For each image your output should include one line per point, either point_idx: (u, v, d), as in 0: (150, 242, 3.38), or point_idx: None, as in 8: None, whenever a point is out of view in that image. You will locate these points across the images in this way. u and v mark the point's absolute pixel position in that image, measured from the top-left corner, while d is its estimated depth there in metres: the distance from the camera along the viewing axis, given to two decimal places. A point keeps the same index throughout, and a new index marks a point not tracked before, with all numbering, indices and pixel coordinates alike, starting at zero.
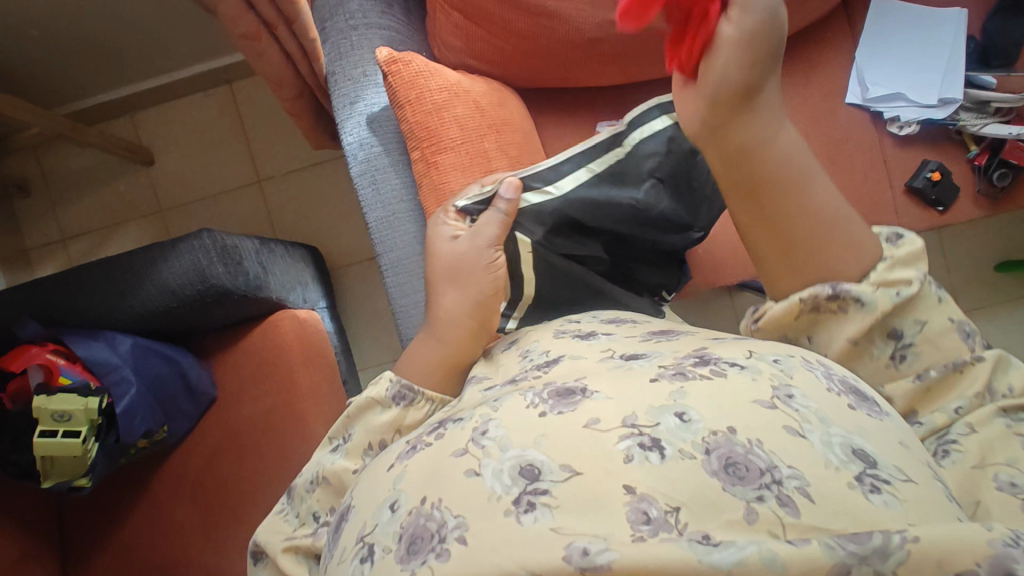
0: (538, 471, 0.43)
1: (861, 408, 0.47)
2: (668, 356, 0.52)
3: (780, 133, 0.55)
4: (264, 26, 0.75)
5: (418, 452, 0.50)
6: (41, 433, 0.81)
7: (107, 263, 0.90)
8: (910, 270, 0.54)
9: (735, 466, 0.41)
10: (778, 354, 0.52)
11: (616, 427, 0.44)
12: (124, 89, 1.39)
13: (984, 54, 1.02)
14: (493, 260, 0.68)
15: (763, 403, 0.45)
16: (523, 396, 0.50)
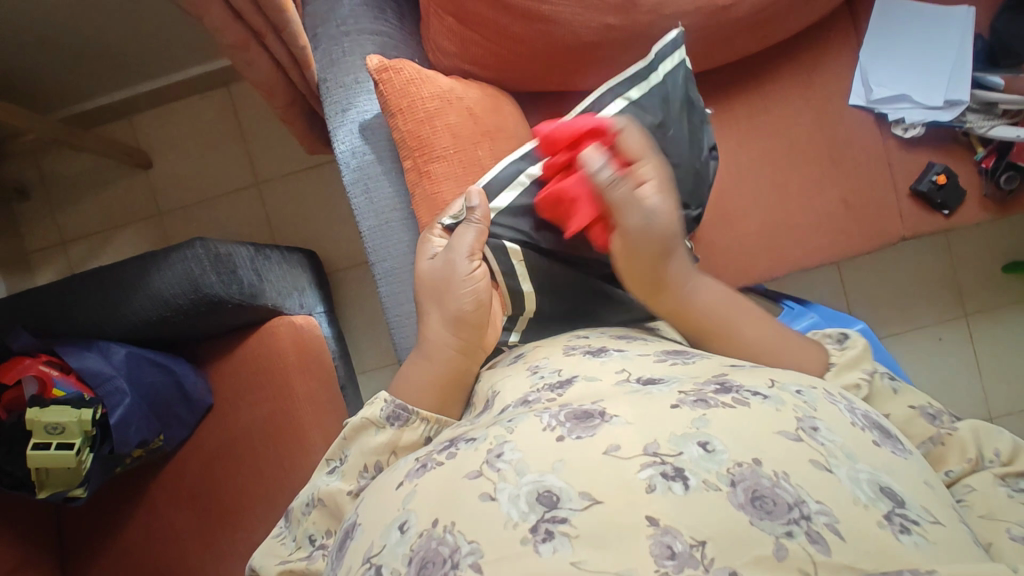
0: (557, 498, 0.44)
1: (884, 445, 0.50)
2: (687, 382, 0.54)
3: (698, 290, 0.67)
4: (252, 35, 0.74)
5: (429, 472, 0.51)
6: (35, 445, 0.81)
7: (101, 273, 0.90)
8: (855, 371, 0.64)
9: (763, 499, 0.43)
10: (799, 384, 0.54)
11: (638, 455, 0.46)
12: (120, 92, 1.38)
13: (992, 53, 1.00)
14: (471, 272, 0.69)
15: (789, 435, 0.47)
16: (540, 417, 0.52)
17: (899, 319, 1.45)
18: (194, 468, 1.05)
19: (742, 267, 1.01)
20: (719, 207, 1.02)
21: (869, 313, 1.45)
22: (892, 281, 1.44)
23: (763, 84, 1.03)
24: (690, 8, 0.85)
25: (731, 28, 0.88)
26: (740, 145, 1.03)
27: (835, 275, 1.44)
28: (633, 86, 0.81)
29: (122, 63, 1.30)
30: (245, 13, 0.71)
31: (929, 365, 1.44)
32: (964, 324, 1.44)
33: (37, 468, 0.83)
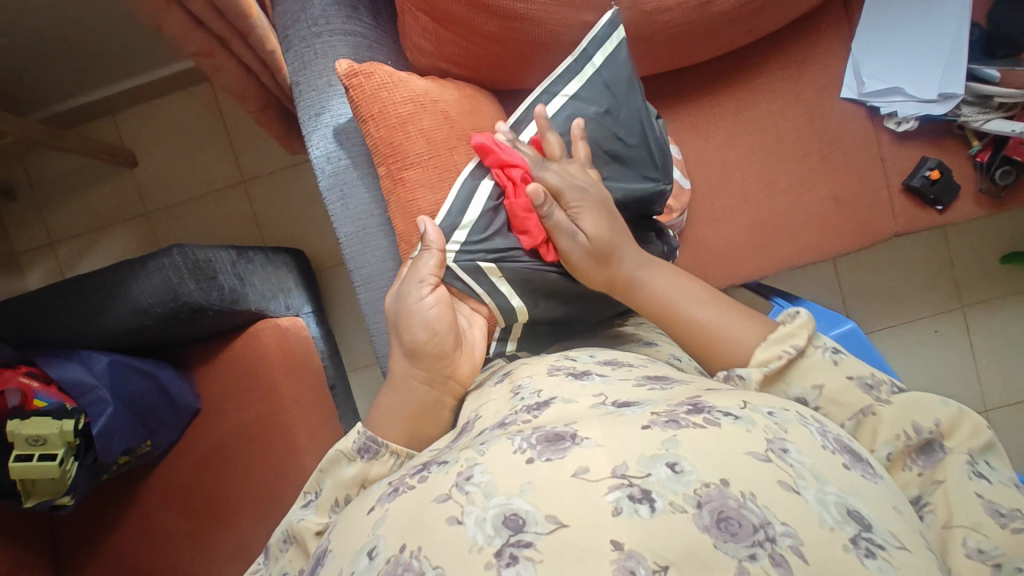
0: (523, 522, 0.42)
1: (855, 468, 0.47)
2: (660, 403, 0.50)
3: (642, 277, 0.68)
4: (216, 41, 0.74)
5: (400, 496, 0.48)
6: (17, 456, 0.81)
7: (81, 283, 0.90)
8: (782, 347, 0.60)
9: (728, 521, 0.41)
10: (773, 405, 0.51)
11: (604, 478, 0.43)
12: (103, 90, 1.35)
13: (990, 43, 0.96)
14: (419, 298, 0.66)
15: (758, 455, 0.44)
16: (511, 439, 0.48)
17: (894, 312, 1.43)
18: (183, 471, 1.04)
19: (730, 265, 1.00)
20: (707, 205, 1.00)
21: (864, 306, 1.43)
22: (888, 273, 1.42)
23: (753, 77, 1.00)
24: (671, 3, 0.82)
25: (715, 22, 0.85)
26: (729, 141, 1.00)
27: (830, 268, 1.42)
28: (561, 87, 0.80)
29: (102, 61, 1.27)
30: (207, 18, 0.69)
31: (924, 358, 1.42)
32: (961, 316, 1.42)
33: (22, 478, 0.83)
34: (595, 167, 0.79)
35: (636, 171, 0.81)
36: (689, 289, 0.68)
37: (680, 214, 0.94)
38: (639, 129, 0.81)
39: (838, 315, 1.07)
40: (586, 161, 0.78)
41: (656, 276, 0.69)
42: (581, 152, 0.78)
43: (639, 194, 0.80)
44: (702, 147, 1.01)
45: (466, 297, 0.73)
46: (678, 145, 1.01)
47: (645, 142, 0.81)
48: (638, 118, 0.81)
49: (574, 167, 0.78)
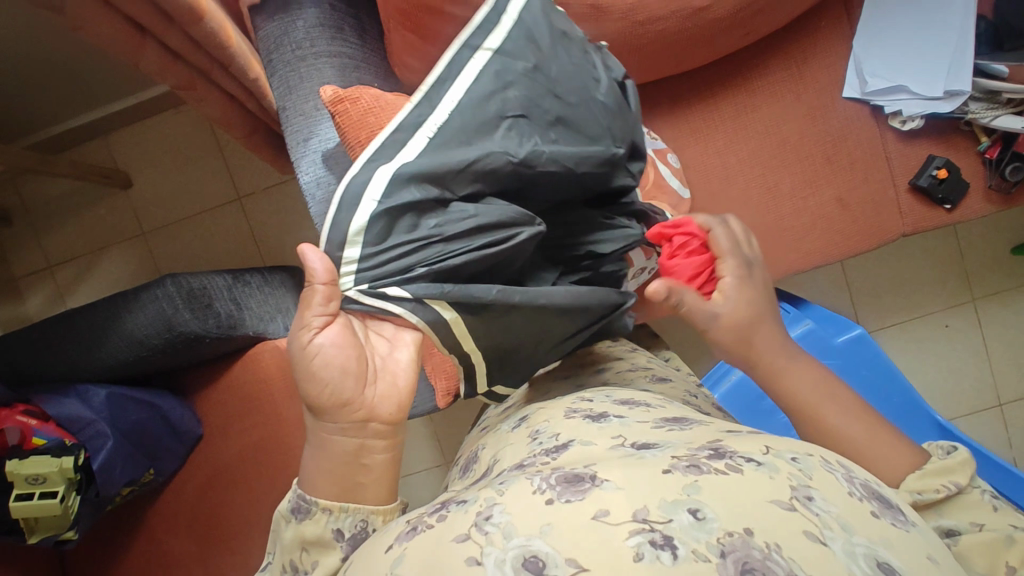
0: (543, 563, 0.36)
1: (884, 517, 0.42)
2: (681, 447, 0.46)
3: (783, 367, 0.64)
4: (198, 73, 0.72)
5: (419, 534, 0.42)
6: (18, 496, 0.81)
7: (77, 316, 0.90)
8: (942, 480, 0.55)
9: (753, 573, 0.36)
10: (795, 449, 0.46)
11: (625, 521, 0.37)
12: (94, 112, 1.34)
13: (997, 35, 0.93)
14: (301, 345, 0.55)
15: (782, 504, 0.40)
16: (530, 479, 0.43)
17: (903, 308, 1.40)
18: (189, 495, 1.02)
19: None
20: (708, 212, 0.98)
21: (872, 303, 1.40)
22: (897, 269, 1.39)
23: (752, 79, 0.98)
24: (664, 12, 0.80)
25: (710, 28, 0.83)
26: (729, 145, 0.98)
27: (836, 265, 1.39)
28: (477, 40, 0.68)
29: (91, 85, 1.26)
30: (185, 51, 0.67)
31: (935, 354, 1.40)
32: (972, 310, 1.39)
33: (24, 517, 0.82)
34: (542, 131, 0.68)
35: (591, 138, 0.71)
36: (835, 406, 0.61)
37: None
38: (586, 95, 0.71)
39: (845, 319, 1.05)
40: (529, 126, 0.67)
41: (808, 367, 0.64)
42: (520, 113, 0.67)
43: (593, 155, 0.70)
44: (701, 152, 0.98)
45: (386, 316, 0.60)
46: (676, 152, 0.98)
47: (580, 98, 0.71)
48: (574, 74, 0.71)
49: (517, 131, 0.66)
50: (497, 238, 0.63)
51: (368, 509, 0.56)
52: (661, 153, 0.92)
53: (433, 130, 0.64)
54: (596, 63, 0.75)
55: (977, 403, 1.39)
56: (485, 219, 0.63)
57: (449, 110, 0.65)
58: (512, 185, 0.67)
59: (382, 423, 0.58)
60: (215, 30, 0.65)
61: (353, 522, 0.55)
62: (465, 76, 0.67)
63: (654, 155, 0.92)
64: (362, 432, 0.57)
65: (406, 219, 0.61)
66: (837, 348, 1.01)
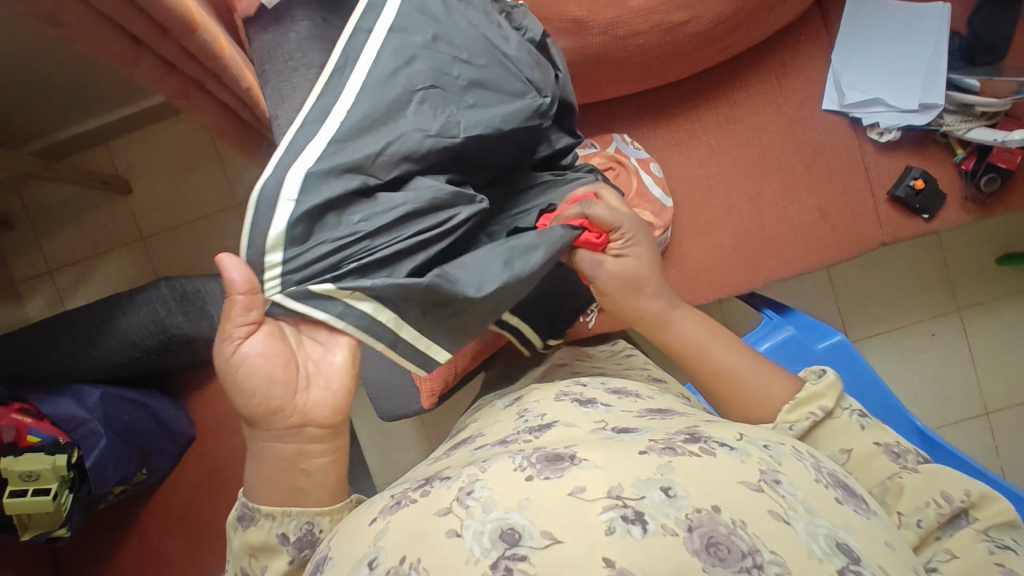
0: (518, 535, 0.35)
1: (848, 503, 0.41)
2: (659, 432, 0.44)
3: (675, 314, 0.71)
4: (191, 83, 0.75)
5: (403, 508, 0.41)
6: (12, 492, 0.82)
7: (70, 319, 0.93)
8: (809, 407, 0.61)
9: (717, 546, 0.35)
10: (767, 438, 0.45)
11: (598, 497, 0.36)
12: (96, 120, 1.37)
13: (970, 51, 0.97)
14: (227, 355, 0.54)
15: (750, 486, 0.38)
16: (512, 457, 0.42)
17: (890, 318, 1.42)
18: (179, 495, 1.04)
19: (717, 278, 0.99)
20: (691, 220, 1.00)
21: (858, 312, 1.42)
22: (883, 278, 1.41)
23: (733, 91, 1.00)
24: (642, 26, 0.82)
25: (690, 43, 0.85)
26: (712, 155, 1.00)
27: (822, 273, 1.42)
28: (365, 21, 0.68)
29: (93, 94, 1.29)
30: (178, 62, 0.70)
31: (922, 362, 1.41)
32: (958, 320, 1.41)
33: (17, 513, 0.84)
34: (455, 99, 0.70)
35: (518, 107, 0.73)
36: (731, 352, 0.68)
37: (662, 231, 0.94)
38: (490, 53, 0.72)
39: (827, 327, 1.06)
40: (441, 96, 0.69)
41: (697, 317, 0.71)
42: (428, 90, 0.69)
43: (513, 113, 0.71)
44: (684, 162, 1.01)
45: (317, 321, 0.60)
46: (660, 162, 1.01)
47: (485, 62, 0.72)
48: (478, 37, 0.72)
49: (429, 104, 0.68)
50: (428, 224, 0.67)
51: (313, 513, 0.56)
52: (643, 162, 0.95)
53: (344, 117, 0.65)
54: (502, 24, 0.75)
55: (964, 411, 1.40)
56: (414, 205, 0.66)
57: (354, 96, 0.66)
58: (441, 161, 0.69)
59: (318, 426, 0.58)
60: (207, 42, 0.68)
61: (297, 525, 0.56)
62: (365, 57, 0.67)
63: (636, 164, 0.95)
64: (299, 437, 0.57)
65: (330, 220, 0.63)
66: (818, 354, 1.03)
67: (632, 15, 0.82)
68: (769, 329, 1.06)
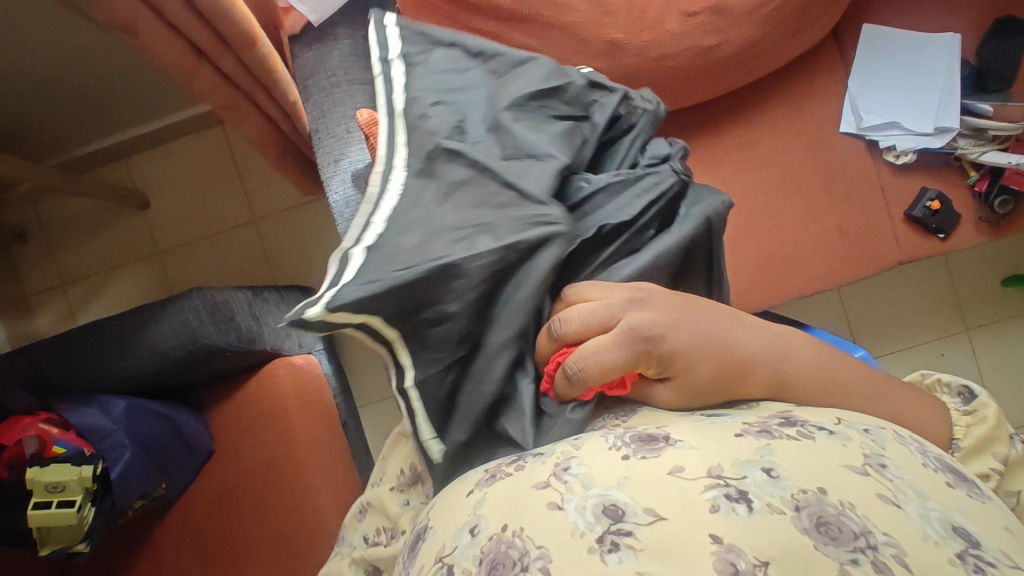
0: (622, 511, 0.39)
1: (960, 487, 0.43)
2: (752, 416, 0.47)
3: (784, 360, 0.54)
4: (242, 96, 0.78)
5: (499, 480, 0.45)
6: (36, 504, 0.82)
7: (101, 328, 0.93)
8: (985, 457, 0.57)
9: (827, 526, 0.37)
10: (867, 423, 0.47)
11: (701, 476, 0.39)
12: (118, 136, 1.38)
13: (980, 79, 1.01)
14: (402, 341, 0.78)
15: (856, 469, 0.40)
16: (605, 436, 0.45)
17: (901, 338, 1.44)
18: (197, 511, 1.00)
19: (741, 293, 1.00)
20: None
21: (870, 332, 1.44)
22: (892, 299, 1.44)
23: (753, 114, 1.04)
24: (675, 50, 0.85)
25: (719, 66, 0.88)
26: (735, 175, 1.02)
27: (834, 294, 1.44)
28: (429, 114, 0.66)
29: (119, 109, 1.30)
30: (233, 76, 0.73)
31: None
32: (967, 340, 1.43)
33: (37, 525, 0.82)
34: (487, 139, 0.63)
35: (547, 132, 0.64)
36: (853, 371, 0.56)
37: None
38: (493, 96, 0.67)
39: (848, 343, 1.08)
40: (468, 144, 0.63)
41: (797, 337, 0.56)
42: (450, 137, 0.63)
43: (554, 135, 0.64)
44: (708, 182, 1.02)
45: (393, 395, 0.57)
46: None
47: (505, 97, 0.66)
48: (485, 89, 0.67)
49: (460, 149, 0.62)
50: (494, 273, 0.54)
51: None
52: None
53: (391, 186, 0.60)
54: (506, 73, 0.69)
55: None
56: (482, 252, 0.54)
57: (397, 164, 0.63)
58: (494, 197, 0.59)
59: None
60: (265, 56, 0.71)
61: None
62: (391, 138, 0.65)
63: None
64: None
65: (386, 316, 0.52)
66: None
67: (667, 39, 0.84)
68: None
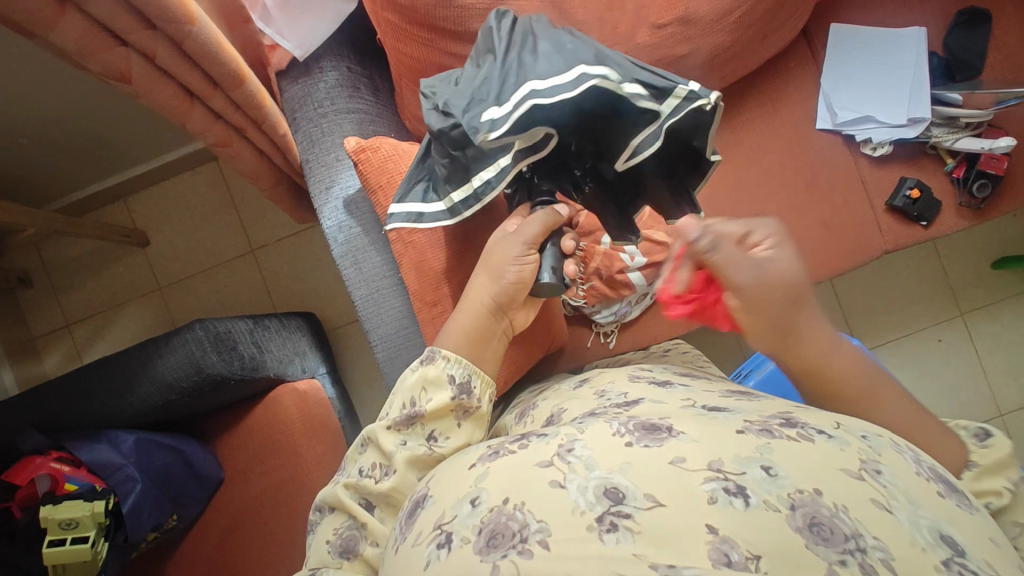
0: (622, 495, 0.40)
1: (950, 498, 0.43)
2: (752, 414, 0.48)
3: (823, 351, 0.58)
4: (234, 131, 0.81)
5: (501, 457, 0.46)
6: (51, 541, 0.84)
7: (106, 364, 0.93)
8: (999, 479, 0.54)
9: (820, 526, 0.38)
10: (865, 429, 0.48)
11: (702, 469, 0.40)
12: (116, 177, 1.41)
13: (949, 69, 1.04)
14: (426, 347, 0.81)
15: (852, 473, 0.41)
16: (609, 423, 0.47)
17: (896, 326, 1.45)
18: (210, 542, 1.01)
19: None
20: None
21: (866, 322, 1.46)
22: (885, 288, 1.46)
23: (731, 117, 1.06)
24: (649, 60, 0.87)
25: (692, 73, 0.91)
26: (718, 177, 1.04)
27: (826, 286, 1.46)
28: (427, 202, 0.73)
29: (116, 150, 1.33)
30: (224, 112, 0.76)
31: (932, 369, 1.44)
32: (962, 324, 1.45)
33: (53, 564, 0.84)
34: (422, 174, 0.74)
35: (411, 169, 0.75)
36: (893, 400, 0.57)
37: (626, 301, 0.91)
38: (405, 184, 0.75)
39: None
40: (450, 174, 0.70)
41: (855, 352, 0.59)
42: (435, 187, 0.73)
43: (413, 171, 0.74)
44: None
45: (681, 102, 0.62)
46: None
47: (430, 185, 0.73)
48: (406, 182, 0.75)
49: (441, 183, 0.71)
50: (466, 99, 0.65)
51: (475, 369, 0.66)
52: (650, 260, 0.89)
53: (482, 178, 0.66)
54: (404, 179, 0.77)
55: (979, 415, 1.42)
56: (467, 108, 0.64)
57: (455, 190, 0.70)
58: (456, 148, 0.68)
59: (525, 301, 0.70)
60: (253, 92, 0.75)
61: (463, 372, 0.65)
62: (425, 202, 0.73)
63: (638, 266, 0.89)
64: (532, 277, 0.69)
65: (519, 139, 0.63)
66: None
67: (639, 51, 0.86)
68: None
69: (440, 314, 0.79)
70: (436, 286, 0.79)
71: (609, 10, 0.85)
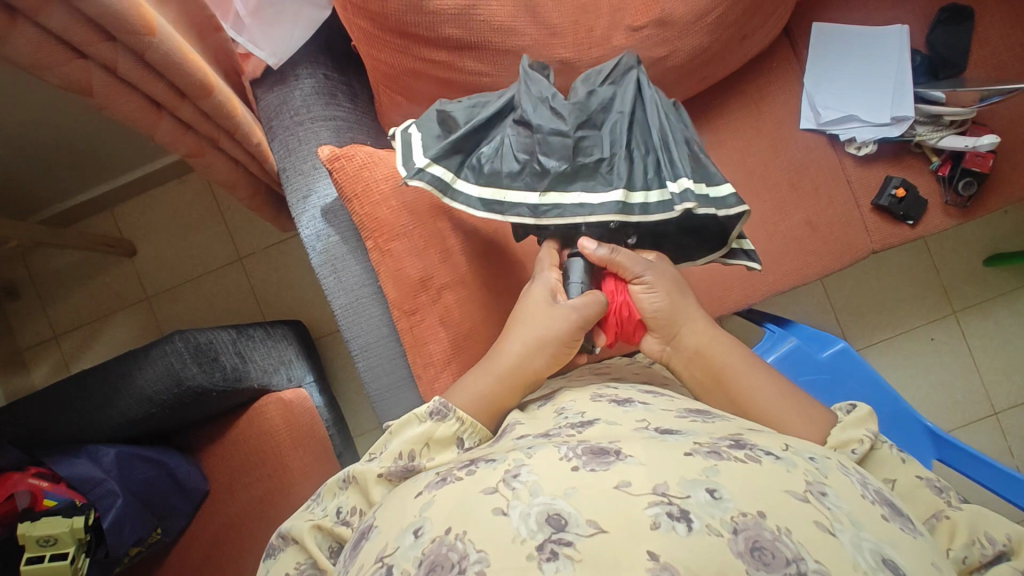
0: (564, 521, 0.39)
1: (895, 521, 0.43)
2: (702, 435, 0.48)
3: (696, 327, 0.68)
4: (206, 141, 0.80)
5: (447, 484, 0.45)
6: (29, 559, 0.82)
7: (85, 377, 0.93)
8: (861, 430, 0.61)
9: (762, 550, 0.38)
10: (813, 451, 0.48)
11: (645, 493, 0.40)
12: (102, 187, 1.41)
13: (933, 66, 1.03)
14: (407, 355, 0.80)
15: (797, 495, 0.41)
16: (557, 447, 0.46)
17: (888, 325, 1.44)
18: (194, 558, 1.00)
19: (716, 297, 1.02)
20: None
21: (857, 321, 1.45)
22: (876, 287, 1.45)
23: (715, 118, 1.06)
24: None
25: (671, 74, 0.91)
26: None
27: (817, 285, 1.45)
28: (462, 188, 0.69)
29: (101, 159, 1.33)
30: (194, 122, 0.75)
31: (925, 368, 1.43)
32: (954, 322, 1.44)
33: None
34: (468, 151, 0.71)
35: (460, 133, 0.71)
36: (757, 372, 0.66)
37: None
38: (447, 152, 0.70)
39: (829, 335, 1.12)
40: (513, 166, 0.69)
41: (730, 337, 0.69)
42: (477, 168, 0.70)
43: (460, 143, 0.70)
44: None
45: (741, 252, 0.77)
46: None
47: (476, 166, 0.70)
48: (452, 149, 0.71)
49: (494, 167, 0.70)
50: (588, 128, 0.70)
51: (485, 434, 0.63)
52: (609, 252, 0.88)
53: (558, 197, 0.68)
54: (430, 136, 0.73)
55: (973, 413, 1.41)
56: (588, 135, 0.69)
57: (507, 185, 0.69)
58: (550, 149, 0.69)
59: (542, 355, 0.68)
60: (223, 102, 0.74)
61: (474, 439, 0.62)
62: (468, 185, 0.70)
63: None
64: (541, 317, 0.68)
65: (597, 179, 0.68)
66: (823, 361, 1.09)
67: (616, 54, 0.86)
68: (773, 342, 1.12)
69: (418, 322, 0.79)
70: (414, 294, 0.78)
71: (584, 13, 0.85)
